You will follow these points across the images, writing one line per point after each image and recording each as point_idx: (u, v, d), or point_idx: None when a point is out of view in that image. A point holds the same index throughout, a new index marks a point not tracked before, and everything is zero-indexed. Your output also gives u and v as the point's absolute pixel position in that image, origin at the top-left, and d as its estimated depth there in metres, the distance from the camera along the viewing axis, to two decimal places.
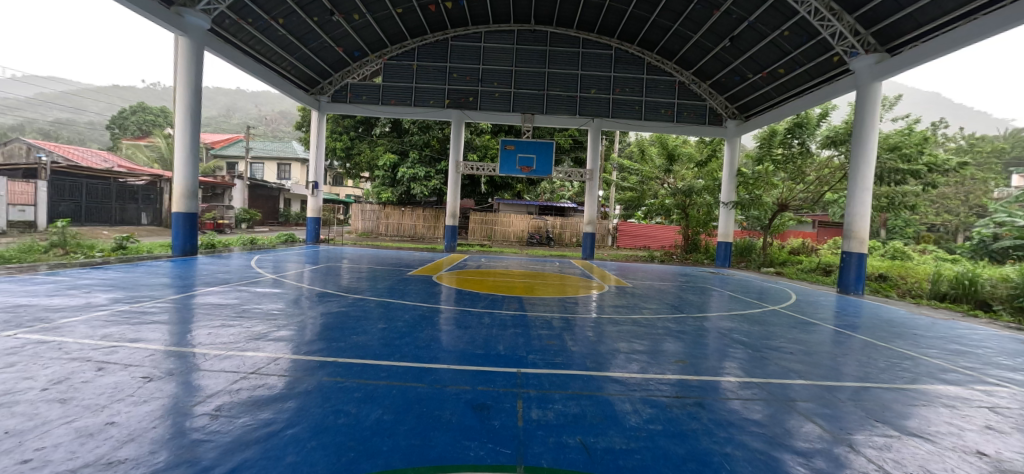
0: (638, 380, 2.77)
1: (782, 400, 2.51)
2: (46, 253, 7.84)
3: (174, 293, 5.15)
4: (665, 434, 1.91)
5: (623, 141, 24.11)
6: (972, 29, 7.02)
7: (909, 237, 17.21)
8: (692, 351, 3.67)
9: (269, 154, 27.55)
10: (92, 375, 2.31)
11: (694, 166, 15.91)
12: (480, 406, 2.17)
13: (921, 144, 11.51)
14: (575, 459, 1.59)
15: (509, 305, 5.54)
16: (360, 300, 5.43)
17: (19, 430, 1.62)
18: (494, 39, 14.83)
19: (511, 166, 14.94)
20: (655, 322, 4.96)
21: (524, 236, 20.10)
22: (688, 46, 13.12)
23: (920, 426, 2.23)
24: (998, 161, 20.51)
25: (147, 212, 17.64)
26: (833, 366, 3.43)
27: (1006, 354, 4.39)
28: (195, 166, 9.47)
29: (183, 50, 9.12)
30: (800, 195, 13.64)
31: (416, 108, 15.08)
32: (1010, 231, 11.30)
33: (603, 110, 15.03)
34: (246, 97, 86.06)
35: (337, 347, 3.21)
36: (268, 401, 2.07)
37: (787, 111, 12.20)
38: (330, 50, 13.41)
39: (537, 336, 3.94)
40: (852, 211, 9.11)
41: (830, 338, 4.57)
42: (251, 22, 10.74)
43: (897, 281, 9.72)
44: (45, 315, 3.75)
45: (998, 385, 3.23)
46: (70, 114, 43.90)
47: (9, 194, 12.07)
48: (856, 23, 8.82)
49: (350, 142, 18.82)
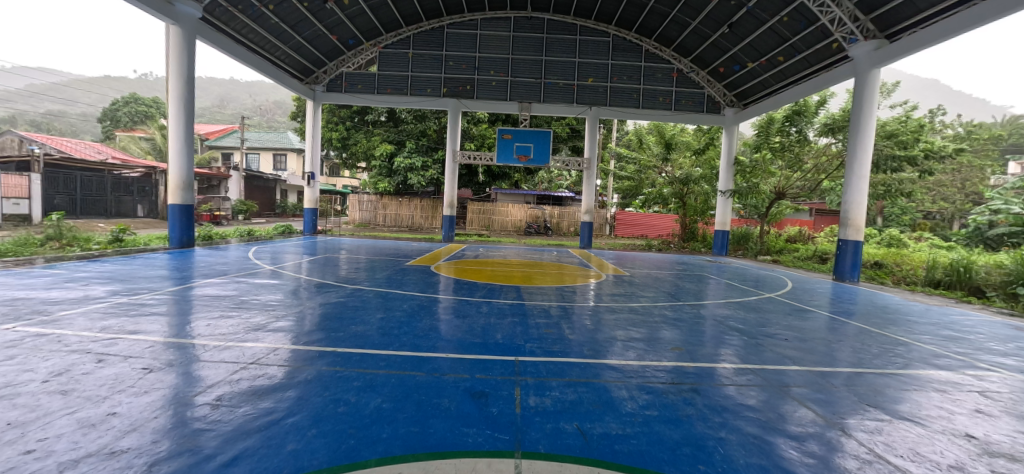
0: (636, 367, 2.80)
1: (777, 386, 2.55)
2: (43, 246, 7.83)
3: (173, 286, 5.15)
4: (661, 420, 1.94)
5: (622, 129, 24.03)
6: (972, 15, 6.88)
7: (906, 224, 17.44)
8: (689, 338, 3.72)
9: (265, 145, 27.34)
10: (92, 367, 2.32)
11: (692, 154, 15.75)
12: (478, 393, 2.20)
13: (917, 132, 11.41)
14: (573, 445, 1.62)
15: (507, 295, 5.58)
16: (360, 290, 5.48)
17: (21, 421, 1.63)
18: (491, 26, 14.58)
19: (510, 155, 14.82)
20: (652, 309, 5.04)
21: (523, 225, 20.19)
22: (687, 32, 12.92)
23: (911, 410, 2.28)
24: (995, 147, 20.63)
25: (143, 204, 17.72)
26: (828, 352, 3.48)
27: (996, 339, 4.46)
28: (189, 157, 9.32)
29: (174, 38, 8.96)
30: (798, 184, 13.49)
31: (413, 97, 14.86)
32: (1006, 218, 11.32)
33: (601, 98, 14.83)
34: (241, 86, 84.37)
35: (337, 337, 3.24)
36: (268, 390, 2.10)
37: (785, 99, 12.11)
38: (325, 38, 13.17)
39: (534, 325, 3.97)
40: (851, 197, 9.08)
41: (826, 325, 4.64)
42: (243, 9, 10.45)
43: (892, 268, 9.83)
44: (45, 308, 3.76)
45: (989, 370, 3.28)
46: (60, 105, 43.42)
47: (4, 187, 11.91)
48: (855, 9, 8.66)
49: (347, 131, 18.56)
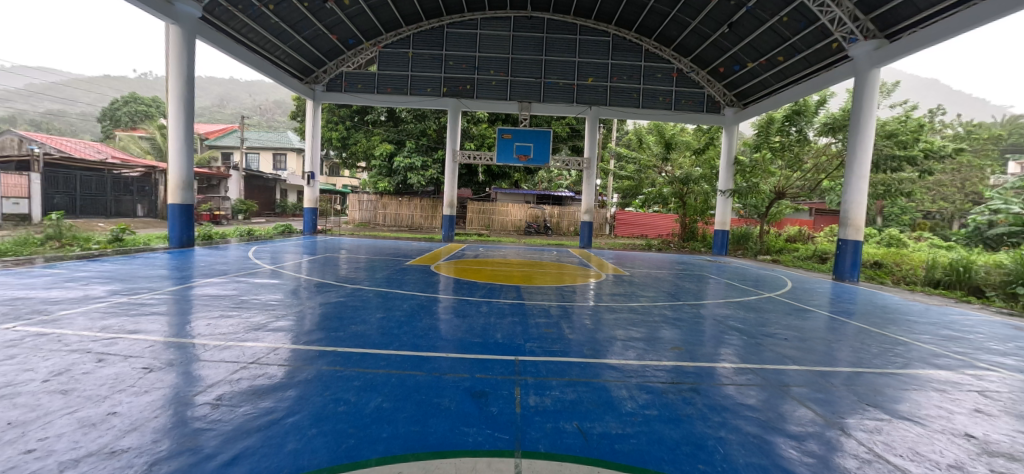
0: (635, 367, 2.80)
1: (776, 385, 2.55)
2: (43, 246, 7.83)
3: (173, 285, 5.14)
4: (661, 419, 1.94)
5: (622, 128, 24.04)
6: (972, 15, 6.88)
7: (905, 224, 17.45)
8: (689, 337, 3.72)
9: (265, 145, 27.33)
10: (93, 366, 2.33)
11: (692, 154, 16.01)
12: (478, 393, 2.20)
13: (917, 131, 11.41)
14: (573, 444, 1.63)
15: (507, 294, 5.58)
16: (359, 290, 5.48)
17: (22, 420, 1.63)
18: (491, 26, 14.57)
19: (509, 155, 14.81)
20: (652, 309, 5.04)
21: (522, 225, 20.20)
22: (687, 32, 12.92)
23: (911, 409, 2.28)
24: (995, 147, 20.65)
25: (143, 204, 17.66)
26: (827, 352, 3.48)
27: (996, 339, 4.46)
28: (188, 156, 9.32)
29: (174, 37, 8.95)
30: (798, 184, 13.48)
31: (413, 97, 14.85)
32: (1006, 218, 11.31)
33: (601, 98, 14.83)
34: (241, 86, 84.32)
35: (337, 337, 3.25)
36: (268, 390, 2.09)
37: (785, 99, 12.12)
38: (325, 38, 13.16)
39: (534, 324, 3.97)
40: (851, 197, 9.08)
41: (825, 324, 4.65)
42: (242, 9, 10.42)
43: (891, 268, 9.84)
44: (45, 308, 3.75)
45: (988, 369, 3.29)
46: (59, 104, 43.38)
47: (4, 187, 11.91)
48: (856, 9, 8.65)
49: (346, 131, 18.55)
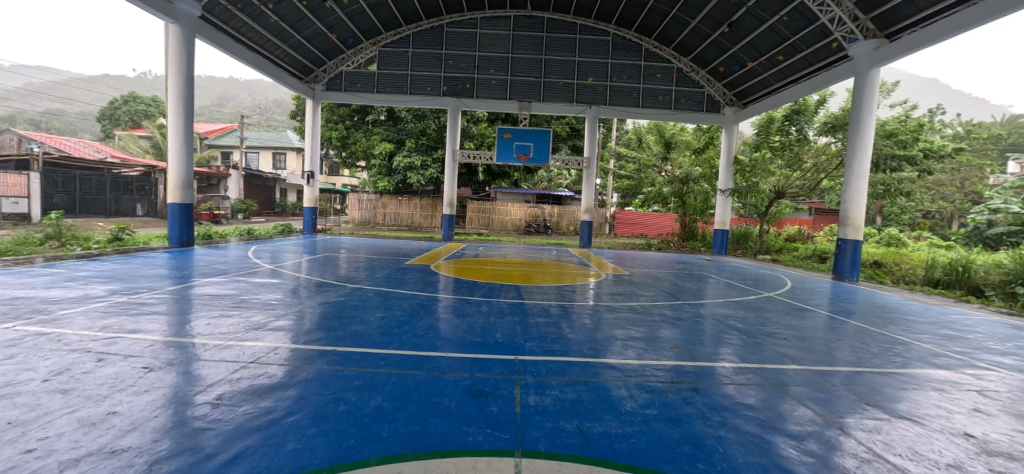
0: (635, 366, 2.81)
1: (776, 385, 2.56)
2: (42, 245, 7.82)
3: (171, 285, 5.14)
4: (660, 419, 1.95)
5: (622, 128, 24.03)
6: (972, 15, 6.88)
7: (905, 223, 17.49)
8: (689, 337, 3.72)
9: (265, 144, 27.32)
10: (93, 366, 2.32)
11: (691, 152, 15.84)
12: (478, 392, 2.20)
13: (917, 131, 11.40)
14: (572, 444, 1.63)
15: (506, 294, 5.59)
16: (359, 289, 5.48)
17: (23, 420, 1.64)
18: (491, 25, 14.56)
19: (509, 154, 14.80)
20: (652, 308, 5.04)
21: (522, 224, 20.21)
22: (687, 32, 12.91)
23: (910, 409, 2.28)
24: (994, 146, 20.68)
25: (142, 203, 17.58)
26: (827, 352, 3.48)
27: (995, 338, 4.47)
28: (188, 156, 9.32)
29: (173, 36, 8.93)
30: (797, 183, 13.47)
31: (413, 96, 14.84)
32: (1005, 218, 11.32)
33: (601, 97, 14.82)
34: (240, 85, 84.27)
35: (336, 336, 3.25)
36: (268, 389, 2.09)
37: (785, 98, 12.12)
38: (325, 37, 13.15)
39: (534, 324, 3.97)
40: (850, 196, 9.07)
41: (824, 324, 4.65)
42: (242, 8, 10.40)
43: (891, 267, 9.84)
44: (44, 307, 3.75)
45: (987, 368, 3.29)
46: (60, 104, 43.41)
47: (3, 186, 11.89)
48: (856, 8, 8.64)
49: (346, 130, 18.53)
